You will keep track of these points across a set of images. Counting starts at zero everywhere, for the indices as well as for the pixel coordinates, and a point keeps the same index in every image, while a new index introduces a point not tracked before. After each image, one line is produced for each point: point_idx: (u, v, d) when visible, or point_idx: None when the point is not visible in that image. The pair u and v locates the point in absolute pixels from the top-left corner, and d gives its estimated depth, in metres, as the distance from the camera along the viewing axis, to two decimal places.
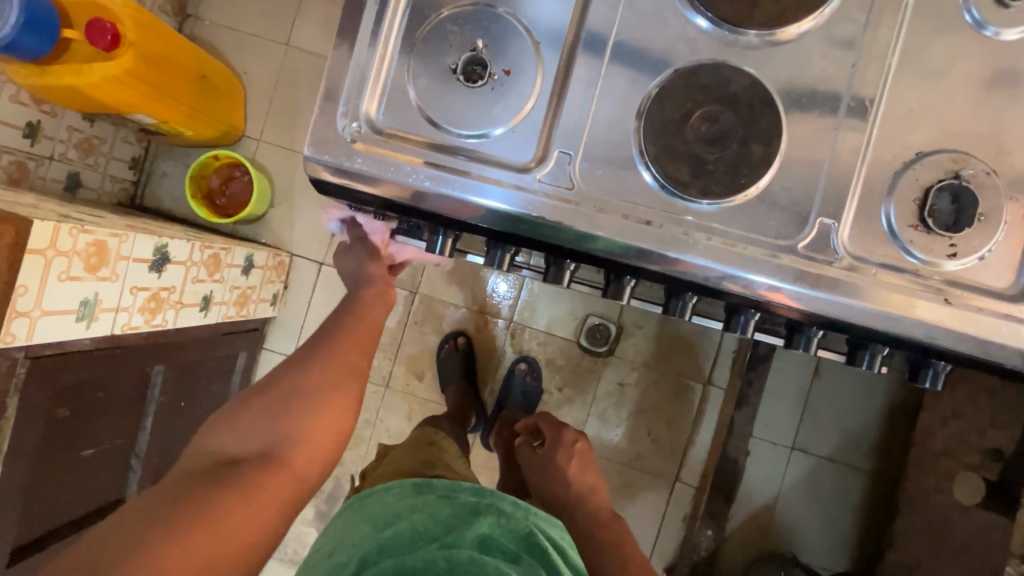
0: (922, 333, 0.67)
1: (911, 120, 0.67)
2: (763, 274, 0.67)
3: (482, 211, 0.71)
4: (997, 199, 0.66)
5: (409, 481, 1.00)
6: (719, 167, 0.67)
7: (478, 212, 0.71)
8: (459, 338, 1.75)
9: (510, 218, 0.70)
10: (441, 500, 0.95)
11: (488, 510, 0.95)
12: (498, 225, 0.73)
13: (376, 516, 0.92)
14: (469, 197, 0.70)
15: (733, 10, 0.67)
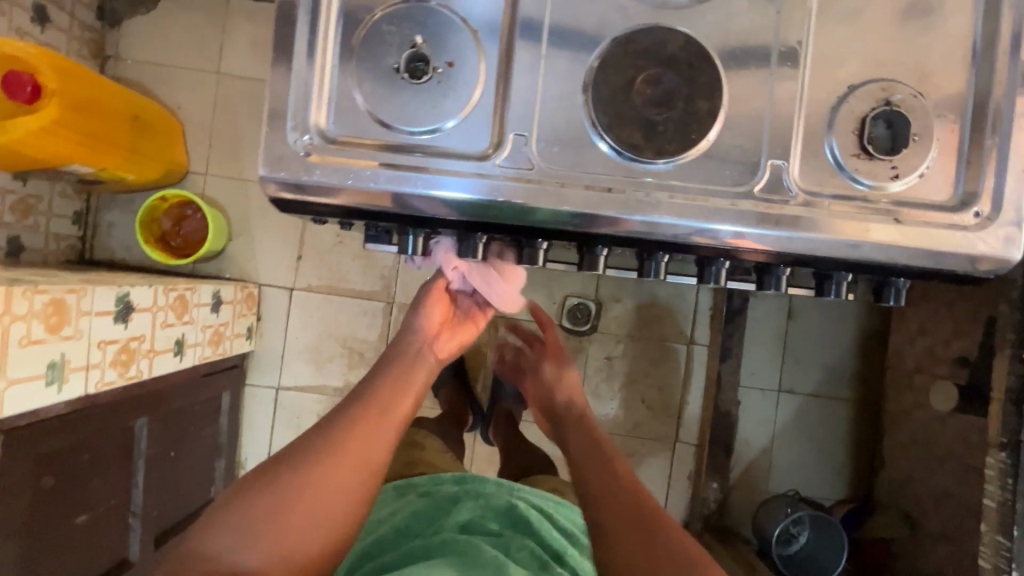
0: (882, 255, 0.71)
1: (840, 56, 0.71)
2: (727, 223, 0.70)
3: (449, 204, 0.71)
4: (929, 119, 0.70)
5: (391, 487, 1.07)
6: (669, 126, 0.69)
7: (445, 205, 0.71)
8: None
9: (477, 207, 0.71)
10: (423, 498, 1.01)
11: (467, 494, 1.00)
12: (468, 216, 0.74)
13: (362, 525, 0.98)
14: (434, 192, 0.70)
15: None
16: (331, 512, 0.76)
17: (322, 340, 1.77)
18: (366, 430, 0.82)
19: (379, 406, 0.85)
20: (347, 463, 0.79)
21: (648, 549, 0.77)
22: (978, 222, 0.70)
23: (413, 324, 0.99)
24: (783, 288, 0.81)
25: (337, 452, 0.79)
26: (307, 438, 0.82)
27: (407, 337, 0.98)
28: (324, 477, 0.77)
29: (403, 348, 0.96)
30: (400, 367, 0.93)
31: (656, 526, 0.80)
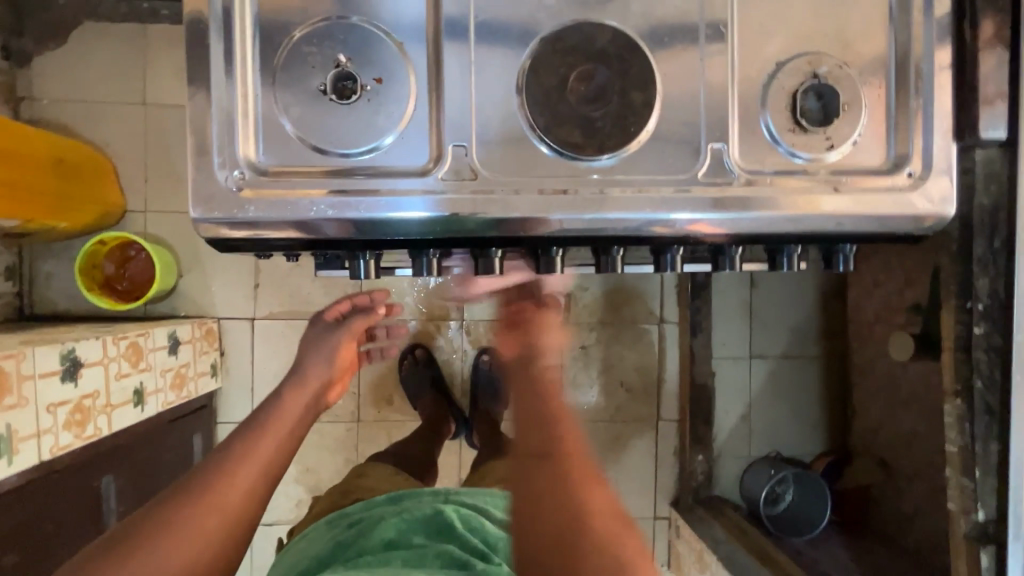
0: (829, 225, 0.73)
1: (765, 33, 0.72)
2: (684, 211, 0.70)
3: (404, 226, 0.69)
4: (856, 87, 0.72)
5: (325, 521, 1.14)
6: (607, 121, 0.68)
7: (398, 227, 0.69)
8: (417, 350, 1.73)
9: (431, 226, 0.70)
10: (355, 524, 1.09)
11: (394, 512, 1.09)
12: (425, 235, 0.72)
13: (298, 560, 1.06)
14: (382, 214, 0.68)
15: None
16: (194, 555, 0.78)
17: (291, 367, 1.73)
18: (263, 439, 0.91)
19: (247, 461, 0.87)
20: (227, 491, 0.83)
21: (578, 557, 0.83)
22: (912, 182, 0.72)
23: (301, 366, 1.10)
24: (738, 266, 0.83)
25: (194, 511, 0.80)
26: (191, 474, 0.85)
27: (296, 391, 1.02)
28: (190, 521, 0.79)
29: (280, 399, 1.00)
30: (276, 422, 0.95)
31: (591, 540, 0.84)
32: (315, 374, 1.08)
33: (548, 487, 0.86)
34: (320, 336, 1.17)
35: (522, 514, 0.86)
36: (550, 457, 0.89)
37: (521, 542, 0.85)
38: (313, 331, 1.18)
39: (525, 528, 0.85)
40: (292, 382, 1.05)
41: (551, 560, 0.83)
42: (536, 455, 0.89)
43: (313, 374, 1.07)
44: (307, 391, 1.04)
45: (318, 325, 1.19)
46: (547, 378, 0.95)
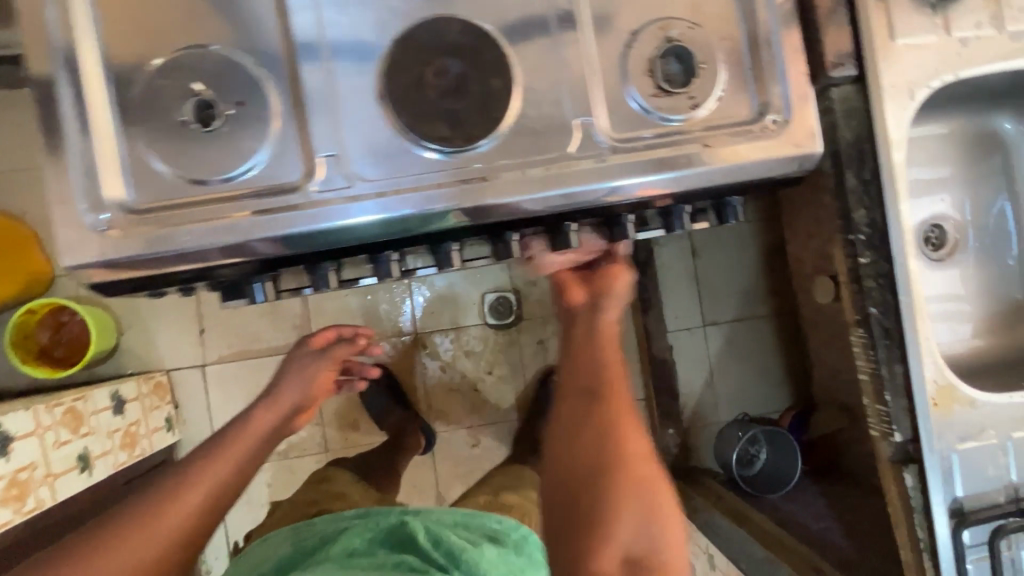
0: (706, 181, 0.75)
1: (614, 7, 0.74)
2: (634, 176, 0.72)
3: (357, 230, 0.70)
4: (710, 45, 0.74)
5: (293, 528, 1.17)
6: (471, 110, 0.69)
7: (352, 232, 0.70)
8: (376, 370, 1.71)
9: (386, 226, 0.70)
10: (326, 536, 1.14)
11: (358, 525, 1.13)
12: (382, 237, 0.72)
13: (261, 560, 1.11)
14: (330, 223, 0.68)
15: None
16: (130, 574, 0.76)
17: None
18: (221, 459, 0.89)
19: (194, 485, 0.84)
20: (173, 510, 0.81)
21: (629, 488, 0.77)
22: (780, 127, 0.74)
23: (275, 389, 1.06)
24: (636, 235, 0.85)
25: (132, 533, 0.78)
26: (143, 491, 0.85)
27: (267, 409, 1.01)
28: (132, 538, 0.78)
29: (248, 417, 0.98)
30: (237, 441, 0.92)
31: (630, 478, 0.77)
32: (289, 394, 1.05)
33: (595, 428, 0.80)
34: (302, 363, 1.11)
35: (565, 455, 0.80)
36: (597, 396, 0.82)
37: (557, 469, 0.79)
38: (299, 353, 1.13)
39: (568, 469, 0.79)
40: (264, 403, 1.02)
41: (583, 498, 0.77)
42: (590, 393, 0.82)
43: (290, 396, 1.05)
44: (279, 407, 1.02)
45: (303, 353, 1.13)
46: (591, 331, 0.86)
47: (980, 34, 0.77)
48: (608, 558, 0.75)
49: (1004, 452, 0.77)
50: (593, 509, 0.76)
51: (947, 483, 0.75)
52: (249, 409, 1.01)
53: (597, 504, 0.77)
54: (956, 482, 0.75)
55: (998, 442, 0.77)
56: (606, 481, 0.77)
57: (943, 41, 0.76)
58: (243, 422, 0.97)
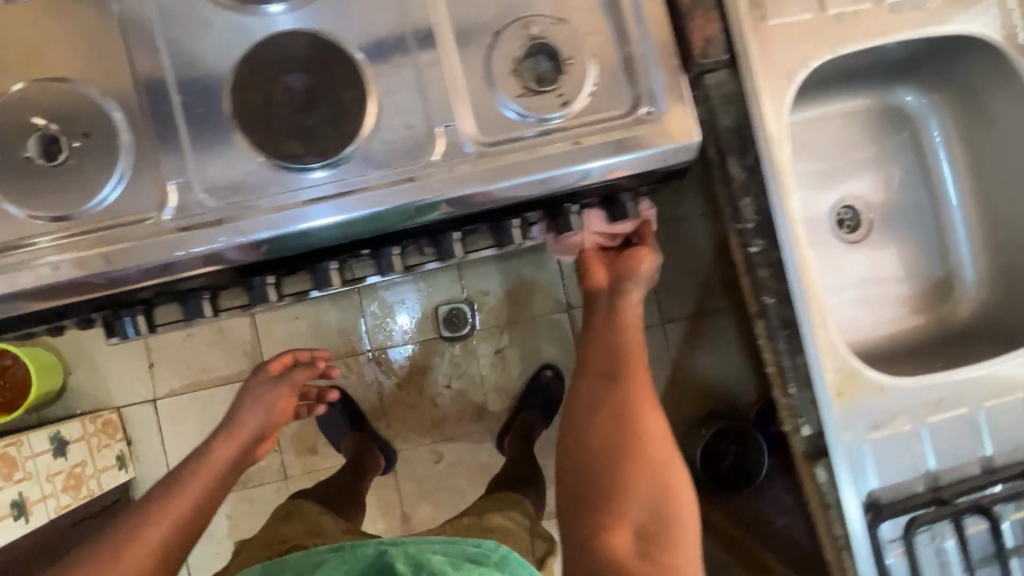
0: (581, 180, 0.72)
1: (472, 11, 0.72)
2: (592, 160, 0.71)
3: (319, 233, 0.68)
4: (574, 42, 0.72)
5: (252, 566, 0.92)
6: (321, 124, 0.66)
7: (316, 236, 0.68)
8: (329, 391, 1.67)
9: (349, 227, 0.68)
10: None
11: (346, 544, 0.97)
12: (342, 238, 0.71)
13: None
14: (292, 227, 0.67)
15: None
16: None
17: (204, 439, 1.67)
18: (178, 500, 0.84)
19: (147, 533, 0.80)
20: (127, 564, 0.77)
21: (644, 468, 0.82)
22: (654, 119, 0.72)
23: (235, 416, 0.96)
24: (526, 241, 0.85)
25: None
26: (92, 545, 0.80)
27: (223, 443, 0.92)
28: None
29: (200, 457, 0.90)
30: (187, 486, 0.86)
31: (648, 458, 0.83)
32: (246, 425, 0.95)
33: (607, 411, 0.86)
34: (258, 390, 0.97)
35: (584, 436, 0.85)
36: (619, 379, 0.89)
37: (576, 452, 0.84)
38: (256, 378, 0.98)
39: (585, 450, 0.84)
40: (224, 434, 0.94)
41: (599, 479, 0.81)
42: (607, 376, 0.89)
43: (249, 427, 0.95)
44: (234, 439, 0.93)
45: (263, 381, 0.98)
46: (598, 327, 0.96)
47: (857, 9, 0.74)
48: (622, 532, 0.78)
49: (919, 439, 0.73)
50: (611, 487, 0.81)
51: (859, 476, 0.72)
52: (209, 439, 0.93)
53: (616, 483, 0.81)
54: (869, 475, 0.72)
55: (913, 429, 0.73)
56: (623, 458, 0.82)
57: (818, 18, 0.73)
58: (200, 457, 0.90)
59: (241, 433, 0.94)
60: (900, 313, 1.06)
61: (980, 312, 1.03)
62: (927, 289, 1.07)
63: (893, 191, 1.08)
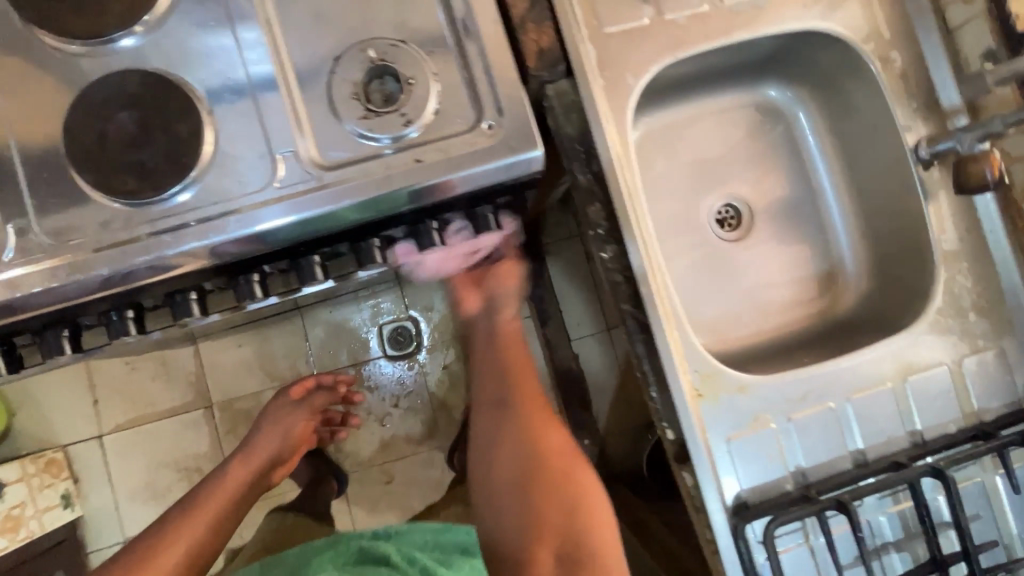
0: (425, 197, 0.72)
1: (313, 39, 0.73)
2: (472, 167, 0.71)
3: (266, 240, 0.70)
4: (412, 62, 0.73)
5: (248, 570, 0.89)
6: (156, 159, 0.68)
7: (262, 243, 0.70)
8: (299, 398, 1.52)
9: (296, 230, 0.70)
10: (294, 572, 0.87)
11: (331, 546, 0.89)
12: (293, 243, 0.72)
13: None
14: (250, 230, 0.68)
15: (92, 26, 0.70)
16: None
17: (150, 474, 1.54)
18: (195, 519, 0.78)
19: (173, 544, 0.75)
20: None
21: (551, 500, 0.83)
22: (493, 133, 0.72)
23: (250, 446, 0.97)
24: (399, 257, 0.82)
25: None
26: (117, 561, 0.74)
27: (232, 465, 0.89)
28: None
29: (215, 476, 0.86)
30: (210, 501, 0.82)
31: (561, 474, 0.84)
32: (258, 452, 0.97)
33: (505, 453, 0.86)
34: (276, 413, 1.06)
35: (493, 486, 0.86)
36: (510, 402, 0.88)
37: (491, 509, 0.85)
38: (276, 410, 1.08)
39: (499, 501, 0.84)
40: (235, 460, 0.92)
41: (525, 505, 0.83)
42: (498, 403, 0.89)
43: (263, 452, 0.97)
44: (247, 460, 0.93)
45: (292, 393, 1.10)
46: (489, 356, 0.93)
47: (696, 13, 0.75)
48: (543, 555, 0.80)
49: (783, 438, 0.72)
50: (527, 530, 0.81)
51: (717, 479, 0.70)
52: (222, 464, 0.90)
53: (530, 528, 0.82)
54: (731, 477, 0.71)
55: (777, 428, 0.72)
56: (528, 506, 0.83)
57: (654, 24, 0.75)
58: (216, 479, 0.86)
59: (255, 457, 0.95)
60: (772, 320, 0.89)
61: (862, 309, 0.89)
62: (820, 283, 0.91)
63: (778, 186, 0.92)
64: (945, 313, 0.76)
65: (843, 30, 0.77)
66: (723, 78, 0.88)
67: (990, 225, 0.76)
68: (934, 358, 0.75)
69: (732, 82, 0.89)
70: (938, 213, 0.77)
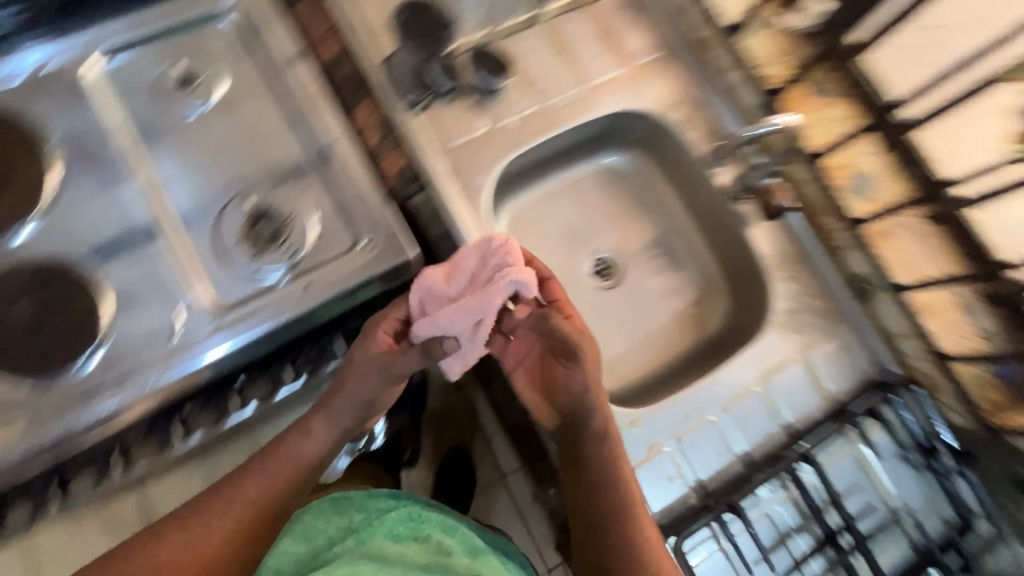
0: (321, 313, 0.81)
1: (195, 199, 0.82)
2: (365, 277, 0.81)
3: (214, 367, 0.77)
4: (289, 201, 0.84)
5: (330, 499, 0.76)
6: (61, 337, 0.74)
7: (211, 371, 0.77)
8: None
9: (239, 353, 0.78)
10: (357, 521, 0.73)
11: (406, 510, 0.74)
12: (245, 360, 0.80)
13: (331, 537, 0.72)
14: (195, 364, 0.76)
15: None
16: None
17: None
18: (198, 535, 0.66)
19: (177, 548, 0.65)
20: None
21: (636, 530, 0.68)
22: (371, 248, 0.82)
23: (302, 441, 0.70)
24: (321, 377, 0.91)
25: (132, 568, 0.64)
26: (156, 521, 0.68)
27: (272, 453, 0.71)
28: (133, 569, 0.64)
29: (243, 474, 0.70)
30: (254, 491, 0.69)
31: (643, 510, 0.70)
32: (291, 455, 0.71)
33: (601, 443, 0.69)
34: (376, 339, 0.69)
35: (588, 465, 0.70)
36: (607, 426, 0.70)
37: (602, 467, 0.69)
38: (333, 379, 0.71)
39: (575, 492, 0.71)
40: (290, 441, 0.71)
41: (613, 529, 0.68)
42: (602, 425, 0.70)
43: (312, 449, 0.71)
44: (287, 459, 0.71)
45: (374, 345, 0.68)
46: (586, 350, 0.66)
47: (524, 116, 0.91)
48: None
49: (677, 457, 0.81)
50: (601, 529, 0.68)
51: None
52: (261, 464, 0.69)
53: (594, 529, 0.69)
54: None
55: (670, 450, 0.81)
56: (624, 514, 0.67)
57: (491, 131, 0.89)
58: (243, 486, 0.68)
59: (300, 460, 0.71)
60: (657, 352, 0.99)
61: (726, 331, 0.99)
62: (692, 310, 1.01)
63: (640, 231, 1.04)
64: (783, 316, 0.89)
65: (649, 106, 0.95)
66: (572, 154, 1.01)
67: (797, 238, 0.92)
68: (785, 357, 0.88)
69: (582, 156, 1.03)
70: (757, 235, 0.92)
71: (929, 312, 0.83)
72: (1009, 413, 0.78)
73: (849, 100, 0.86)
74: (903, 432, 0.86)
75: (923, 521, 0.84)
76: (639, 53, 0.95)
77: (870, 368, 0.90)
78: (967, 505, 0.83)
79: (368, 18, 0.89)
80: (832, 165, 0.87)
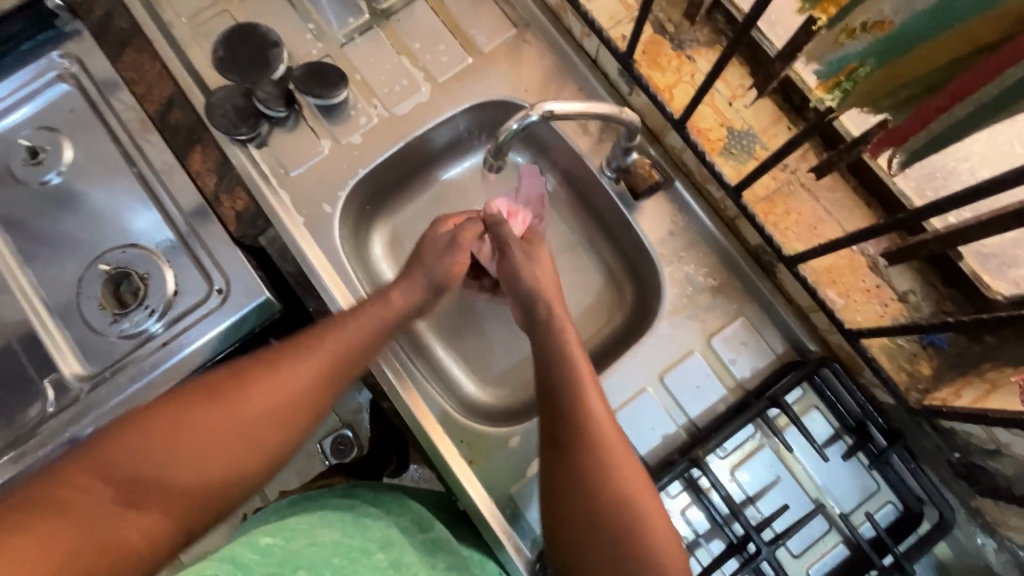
0: (183, 368, 0.80)
1: (60, 271, 0.85)
2: (217, 327, 0.80)
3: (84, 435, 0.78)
4: (142, 260, 0.83)
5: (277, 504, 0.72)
6: None
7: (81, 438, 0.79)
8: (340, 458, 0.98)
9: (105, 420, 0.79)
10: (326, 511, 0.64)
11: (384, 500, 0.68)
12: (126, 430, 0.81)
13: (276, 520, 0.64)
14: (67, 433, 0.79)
15: None
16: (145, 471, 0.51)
17: None
18: (233, 410, 0.56)
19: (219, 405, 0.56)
20: (183, 424, 0.53)
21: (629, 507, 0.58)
22: (224, 295, 0.81)
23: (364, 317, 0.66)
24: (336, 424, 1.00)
25: (173, 419, 0.54)
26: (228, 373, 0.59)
27: (267, 369, 0.59)
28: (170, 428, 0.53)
29: (246, 379, 0.58)
30: (315, 353, 0.62)
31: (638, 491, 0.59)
32: (298, 372, 0.60)
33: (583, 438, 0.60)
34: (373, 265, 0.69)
35: (569, 435, 0.61)
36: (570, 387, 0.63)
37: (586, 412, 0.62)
38: (359, 310, 0.67)
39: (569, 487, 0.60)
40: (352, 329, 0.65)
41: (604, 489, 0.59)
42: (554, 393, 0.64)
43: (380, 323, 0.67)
44: (296, 373, 0.60)
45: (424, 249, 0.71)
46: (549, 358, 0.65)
47: (368, 129, 0.85)
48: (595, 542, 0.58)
49: None
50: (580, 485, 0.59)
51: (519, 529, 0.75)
52: (324, 347, 0.62)
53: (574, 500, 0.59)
54: (522, 528, 0.75)
55: None
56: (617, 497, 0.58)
57: (334, 151, 0.84)
58: (315, 358, 0.61)
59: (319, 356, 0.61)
60: None
61: None
62: (604, 304, 0.90)
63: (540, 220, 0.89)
64: (678, 307, 0.80)
65: (506, 90, 0.86)
66: (443, 156, 0.94)
67: (690, 213, 0.82)
68: (684, 349, 0.79)
69: (456, 157, 0.95)
70: (644, 219, 0.83)
71: (831, 280, 0.72)
72: (935, 390, 0.68)
73: (716, 48, 0.76)
74: (833, 417, 0.76)
75: (861, 518, 0.74)
76: (489, 36, 0.87)
77: (786, 349, 0.79)
78: (910, 493, 0.72)
79: (194, 56, 0.85)
80: (702, 128, 0.75)
